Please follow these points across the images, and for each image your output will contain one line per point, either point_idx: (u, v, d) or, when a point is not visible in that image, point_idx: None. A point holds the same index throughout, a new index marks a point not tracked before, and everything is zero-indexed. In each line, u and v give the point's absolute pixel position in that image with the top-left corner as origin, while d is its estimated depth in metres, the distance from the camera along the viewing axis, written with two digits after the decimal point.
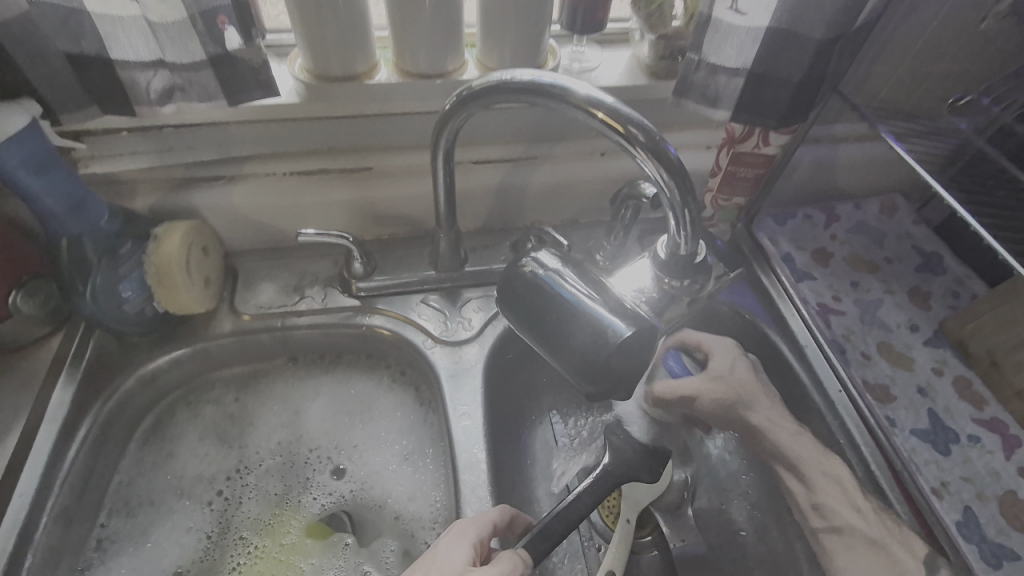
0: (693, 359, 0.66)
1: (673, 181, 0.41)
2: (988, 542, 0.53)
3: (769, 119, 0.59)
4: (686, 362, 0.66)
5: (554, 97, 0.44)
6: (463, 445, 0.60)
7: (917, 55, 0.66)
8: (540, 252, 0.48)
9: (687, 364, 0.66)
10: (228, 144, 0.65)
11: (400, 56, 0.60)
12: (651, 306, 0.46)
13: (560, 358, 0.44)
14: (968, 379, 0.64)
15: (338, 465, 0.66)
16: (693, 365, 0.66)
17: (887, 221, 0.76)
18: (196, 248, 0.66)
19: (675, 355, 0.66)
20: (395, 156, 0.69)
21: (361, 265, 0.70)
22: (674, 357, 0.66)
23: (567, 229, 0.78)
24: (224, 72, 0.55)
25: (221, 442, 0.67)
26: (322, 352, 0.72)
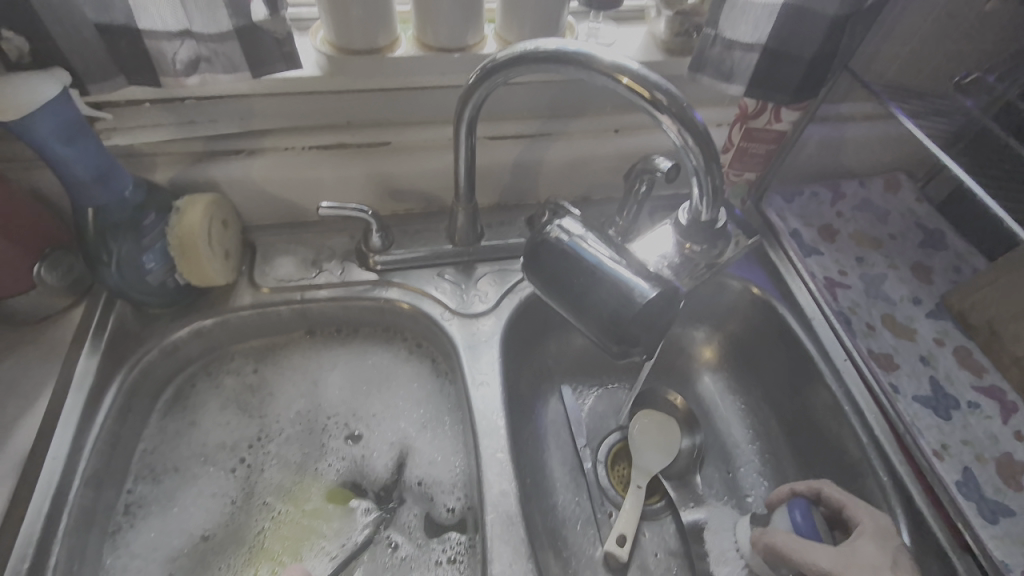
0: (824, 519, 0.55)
1: (697, 147, 0.43)
2: (987, 500, 0.55)
3: (785, 94, 0.60)
4: (816, 519, 0.55)
5: (580, 65, 0.45)
6: (482, 412, 0.62)
7: (925, 35, 0.67)
8: (564, 220, 0.49)
9: (818, 523, 0.54)
10: (248, 117, 0.66)
11: (422, 30, 0.61)
12: (673, 270, 0.47)
13: (586, 320, 0.45)
14: (968, 349, 0.66)
15: (357, 433, 0.68)
16: (822, 526, 0.54)
17: (890, 200, 0.78)
18: (216, 221, 0.67)
19: (804, 508, 0.55)
20: (412, 131, 0.70)
21: (380, 238, 0.71)
22: (802, 508, 0.55)
23: (580, 206, 0.79)
24: (249, 43, 0.56)
25: (243, 411, 0.68)
26: (339, 325, 0.74)
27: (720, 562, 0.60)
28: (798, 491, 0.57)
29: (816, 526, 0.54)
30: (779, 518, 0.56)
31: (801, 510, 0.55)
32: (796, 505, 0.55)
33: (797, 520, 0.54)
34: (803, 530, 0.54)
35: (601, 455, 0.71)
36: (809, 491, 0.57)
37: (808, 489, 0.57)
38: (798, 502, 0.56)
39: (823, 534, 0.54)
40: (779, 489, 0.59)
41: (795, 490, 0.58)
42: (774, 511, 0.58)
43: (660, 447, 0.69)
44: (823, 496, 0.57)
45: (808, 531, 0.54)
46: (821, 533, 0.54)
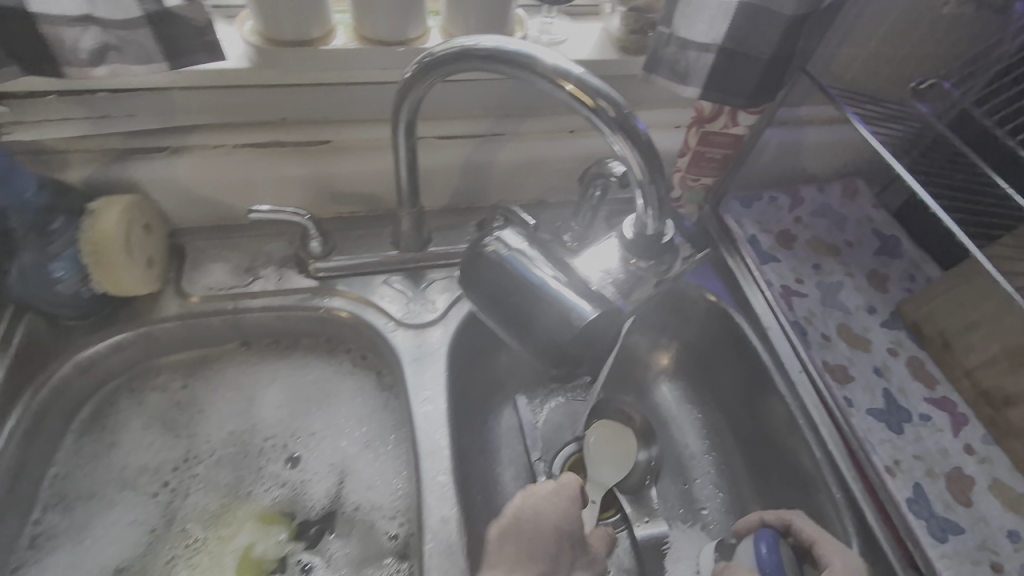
0: (791, 551, 0.53)
1: (641, 159, 0.40)
2: (936, 516, 0.54)
3: (738, 98, 0.56)
4: (782, 551, 0.52)
5: (521, 67, 0.42)
6: (425, 431, 0.59)
7: (883, 38, 0.66)
8: (505, 231, 0.46)
9: (784, 557, 0.52)
10: (170, 112, 0.60)
11: (360, 21, 0.56)
12: (618, 288, 0.43)
13: (524, 343, 0.42)
14: (920, 360, 0.65)
15: (293, 454, 0.64)
16: (788, 558, 0.52)
17: (848, 205, 0.77)
18: (138, 225, 0.61)
19: (770, 538, 0.53)
20: (354, 129, 0.66)
21: (319, 244, 0.67)
22: (768, 540, 0.53)
23: (534, 209, 0.76)
24: (163, 31, 0.50)
25: (168, 431, 0.63)
26: (277, 337, 0.69)
27: None
28: (767, 520, 0.56)
29: (780, 556, 0.52)
30: (743, 547, 0.54)
31: (766, 542, 0.53)
32: (762, 535, 0.53)
33: (761, 553, 0.52)
34: (766, 563, 0.51)
35: (556, 468, 0.67)
36: (777, 522, 0.55)
37: (777, 519, 0.55)
38: (764, 532, 0.53)
39: (787, 568, 0.51)
40: (747, 518, 0.57)
41: (764, 520, 0.56)
42: (743, 539, 0.56)
43: (615, 462, 0.67)
44: (793, 528, 0.54)
45: (772, 565, 0.51)
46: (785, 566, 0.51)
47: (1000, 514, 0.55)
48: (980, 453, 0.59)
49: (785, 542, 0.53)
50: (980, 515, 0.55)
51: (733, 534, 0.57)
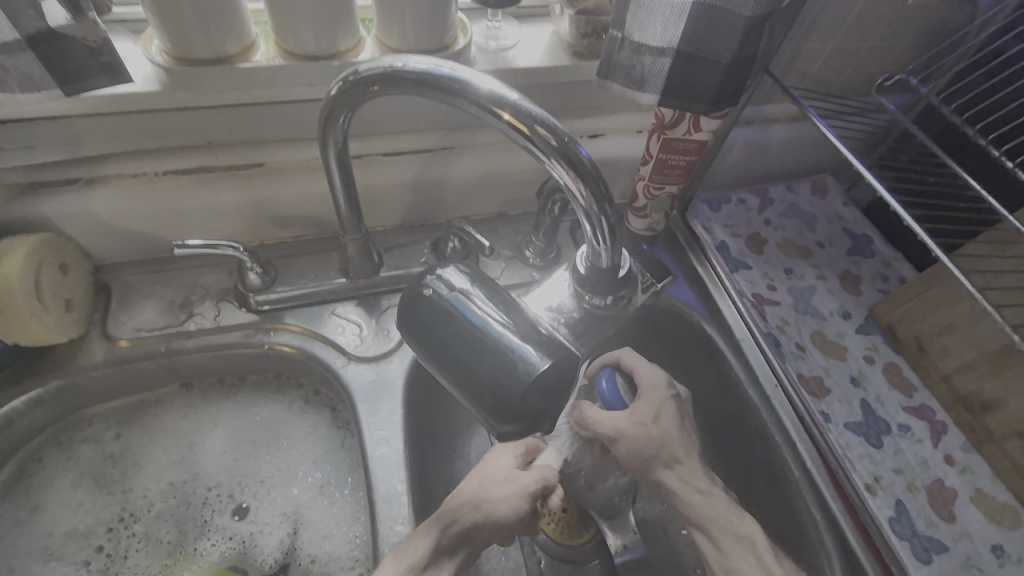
0: (626, 381, 0.57)
1: (586, 189, 0.37)
2: (919, 535, 0.53)
3: (699, 103, 0.53)
4: (619, 382, 0.57)
5: (452, 92, 0.37)
6: (381, 475, 0.55)
7: (848, 32, 0.63)
8: (447, 269, 0.41)
9: (620, 387, 0.57)
10: (76, 140, 0.54)
11: (281, 35, 0.51)
12: (570, 328, 0.42)
13: (470, 394, 0.38)
14: (898, 365, 0.63)
15: (241, 505, 0.59)
16: (625, 392, 0.57)
17: (818, 203, 0.75)
18: (49, 266, 0.55)
19: (610, 374, 0.57)
20: (290, 150, 0.60)
21: (258, 276, 0.62)
22: (608, 376, 0.57)
23: (494, 223, 0.71)
24: (50, 55, 0.44)
25: (100, 489, 0.58)
26: (222, 375, 0.64)
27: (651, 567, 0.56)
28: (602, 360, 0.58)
29: (619, 394, 0.56)
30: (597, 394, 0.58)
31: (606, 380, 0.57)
32: (602, 372, 0.57)
33: (603, 387, 0.57)
34: (607, 397, 0.56)
35: None
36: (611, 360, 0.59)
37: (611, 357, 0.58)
38: (605, 370, 0.58)
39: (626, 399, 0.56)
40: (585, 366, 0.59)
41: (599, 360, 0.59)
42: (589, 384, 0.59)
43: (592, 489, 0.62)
44: (621, 361, 0.58)
45: (611, 397, 0.56)
46: (625, 399, 0.56)
47: (982, 526, 0.54)
48: (960, 462, 0.57)
49: (620, 377, 0.57)
50: (963, 530, 0.53)
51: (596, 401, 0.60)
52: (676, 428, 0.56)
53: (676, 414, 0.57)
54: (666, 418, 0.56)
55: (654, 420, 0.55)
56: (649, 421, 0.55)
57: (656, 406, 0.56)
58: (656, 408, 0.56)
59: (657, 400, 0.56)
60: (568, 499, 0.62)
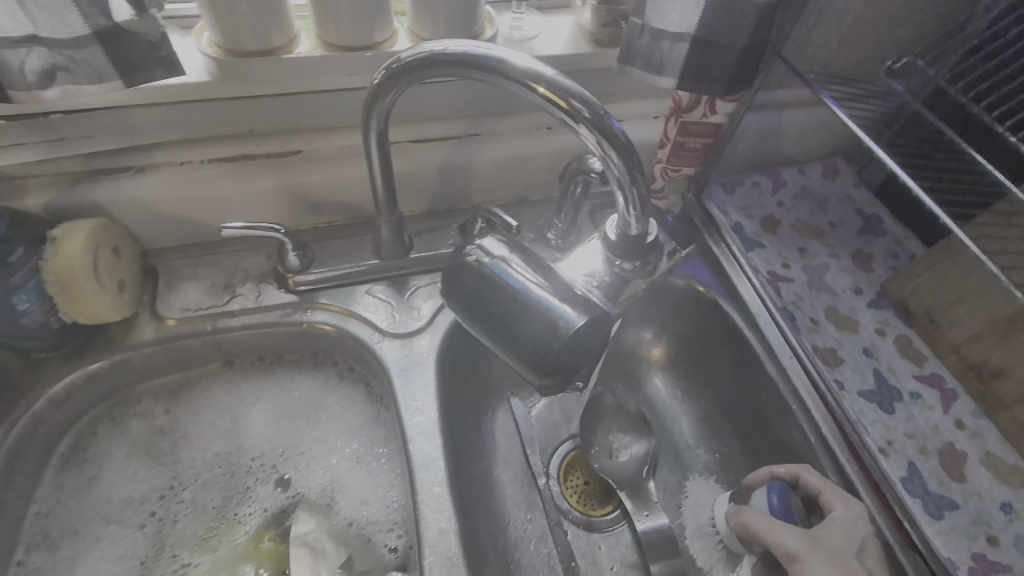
0: (800, 503, 0.54)
1: (618, 157, 0.40)
2: (931, 494, 0.55)
3: (715, 87, 0.56)
4: (792, 502, 0.53)
5: (490, 71, 0.41)
6: (416, 441, 0.58)
7: (856, 18, 0.65)
8: (485, 239, 0.45)
9: (794, 507, 0.53)
10: (131, 130, 0.58)
11: (322, 27, 0.54)
12: (603, 290, 0.45)
13: (512, 352, 0.41)
14: (908, 338, 0.65)
15: (283, 475, 0.63)
16: (799, 512, 0.53)
17: (829, 185, 0.77)
18: (104, 249, 0.59)
19: (783, 493, 0.54)
20: (326, 138, 0.64)
21: (297, 258, 0.65)
22: (779, 491, 0.54)
23: (517, 208, 0.75)
24: (115, 49, 0.48)
25: (151, 459, 0.62)
26: (262, 354, 0.68)
27: (694, 536, 0.63)
28: (777, 473, 0.56)
29: (791, 511, 0.53)
30: (755, 498, 0.55)
31: (777, 494, 0.53)
32: (773, 486, 0.54)
33: (773, 502, 0.53)
34: (778, 510, 0.53)
35: (553, 467, 0.69)
36: (788, 476, 0.56)
37: (786, 473, 0.56)
38: (777, 483, 0.54)
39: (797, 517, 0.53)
40: (758, 473, 0.57)
41: (772, 473, 0.57)
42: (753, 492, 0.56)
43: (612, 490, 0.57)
44: (802, 481, 0.55)
45: (783, 514, 0.52)
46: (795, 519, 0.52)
47: (991, 486, 0.56)
48: (970, 427, 0.59)
49: (795, 493, 0.54)
50: (974, 489, 0.56)
51: (744, 487, 0.58)
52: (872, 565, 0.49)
53: (874, 552, 0.50)
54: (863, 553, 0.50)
55: (851, 553, 0.49)
56: (839, 552, 0.49)
57: (853, 537, 0.50)
58: (850, 537, 0.50)
59: (848, 530, 0.50)
60: (591, 472, 0.69)
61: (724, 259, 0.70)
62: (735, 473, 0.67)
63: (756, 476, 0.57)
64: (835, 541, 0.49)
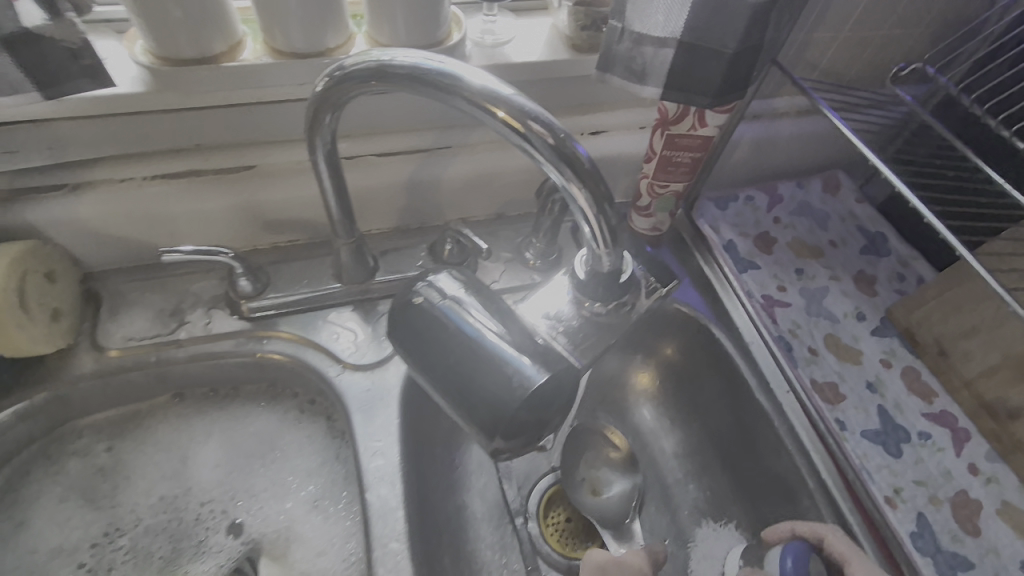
0: (822, 570, 0.48)
1: (585, 189, 0.35)
2: (942, 551, 0.50)
3: (703, 97, 0.50)
4: (811, 567, 0.47)
5: (441, 88, 0.35)
6: (375, 489, 0.53)
7: (860, 21, 0.60)
8: (438, 275, 0.39)
9: (812, 575, 0.47)
10: (61, 145, 0.53)
11: (268, 33, 0.49)
12: (570, 337, 0.39)
13: (463, 410, 0.36)
14: (916, 370, 0.60)
15: (233, 520, 0.57)
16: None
17: (830, 201, 0.72)
18: (35, 274, 0.53)
19: (802, 556, 0.47)
20: (279, 152, 0.59)
21: (249, 283, 0.60)
22: (796, 553, 0.48)
23: (493, 225, 0.69)
24: (28, 59, 0.43)
25: (87, 503, 0.57)
26: (214, 385, 0.62)
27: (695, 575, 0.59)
28: (799, 532, 0.50)
29: None
30: (770, 558, 0.49)
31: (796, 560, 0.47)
32: (791, 546, 0.48)
33: (787, 567, 0.47)
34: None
35: (532, 505, 0.63)
36: (810, 536, 0.49)
37: (809, 532, 0.50)
38: (795, 544, 0.48)
39: None
40: (778, 526, 0.51)
41: (795, 530, 0.50)
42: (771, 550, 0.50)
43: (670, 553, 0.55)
44: (825, 544, 0.49)
45: None
46: None
47: (1010, 541, 0.51)
48: (985, 472, 0.54)
49: (815, 556, 0.48)
50: (989, 545, 0.50)
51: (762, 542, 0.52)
52: None
53: None
54: None
55: None
56: None
57: None
58: None
59: None
60: (573, 510, 0.63)
61: (716, 283, 0.64)
62: (727, 513, 0.61)
63: (775, 530, 0.51)
64: None
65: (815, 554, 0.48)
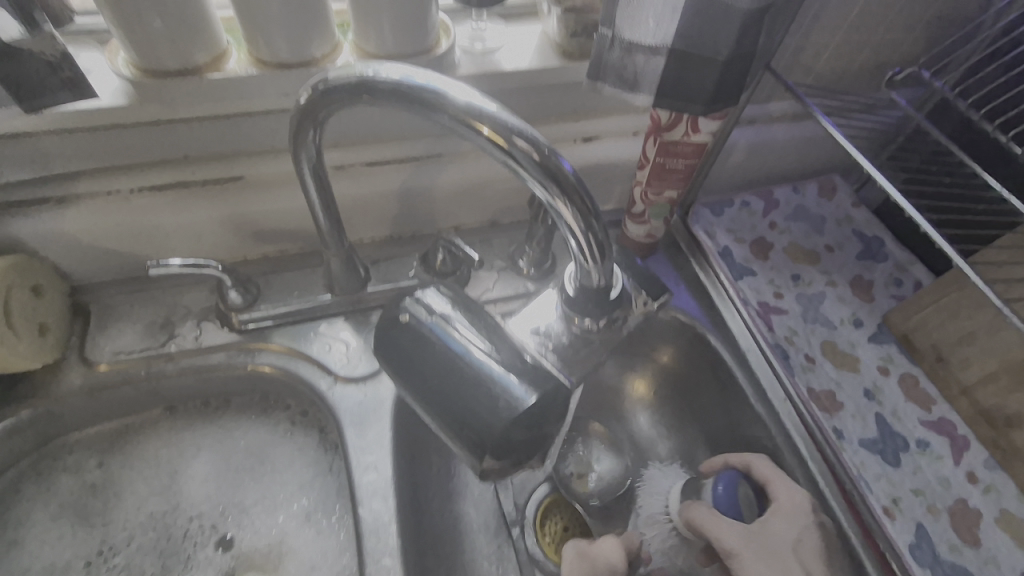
0: (751, 493, 0.54)
1: (571, 205, 0.34)
2: (941, 562, 0.49)
3: (696, 104, 0.49)
4: (740, 491, 0.54)
5: (425, 104, 0.35)
6: (368, 504, 0.52)
7: (855, 24, 0.59)
8: (426, 292, 0.39)
9: (741, 497, 0.53)
10: (46, 158, 0.52)
11: (253, 43, 0.48)
12: (559, 354, 0.39)
13: (451, 430, 0.35)
14: (915, 377, 0.59)
15: (225, 535, 0.57)
16: (747, 502, 0.53)
17: (826, 205, 0.71)
18: (21, 289, 0.53)
19: (730, 481, 0.54)
20: (268, 162, 0.58)
21: (238, 295, 0.59)
22: (726, 479, 0.54)
23: (486, 232, 0.69)
24: (7, 73, 0.42)
25: (76, 519, 0.56)
26: (205, 398, 0.62)
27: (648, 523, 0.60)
28: (730, 462, 0.56)
29: (737, 502, 0.53)
30: (704, 488, 0.56)
31: (725, 483, 0.54)
32: (722, 475, 0.55)
33: (718, 491, 0.54)
34: (721, 502, 0.53)
35: (528, 514, 0.61)
36: (739, 465, 0.56)
37: (740, 462, 0.56)
38: (726, 473, 0.55)
39: (743, 507, 0.53)
40: (713, 459, 0.58)
41: (727, 461, 0.57)
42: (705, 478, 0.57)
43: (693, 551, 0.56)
44: (752, 470, 0.55)
45: (726, 503, 0.53)
46: (741, 508, 0.53)
47: (1010, 551, 0.50)
48: (984, 481, 0.54)
49: (744, 482, 0.54)
50: (989, 556, 0.50)
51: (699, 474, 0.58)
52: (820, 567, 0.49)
53: (817, 547, 0.49)
54: (805, 551, 0.49)
55: (790, 547, 0.49)
56: (778, 549, 0.49)
57: (795, 526, 0.50)
58: (797, 533, 0.49)
59: (792, 522, 0.50)
60: (569, 518, 0.62)
61: (712, 289, 0.64)
62: None
63: (711, 463, 0.58)
64: (774, 533, 0.50)
65: (744, 481, 0.55)
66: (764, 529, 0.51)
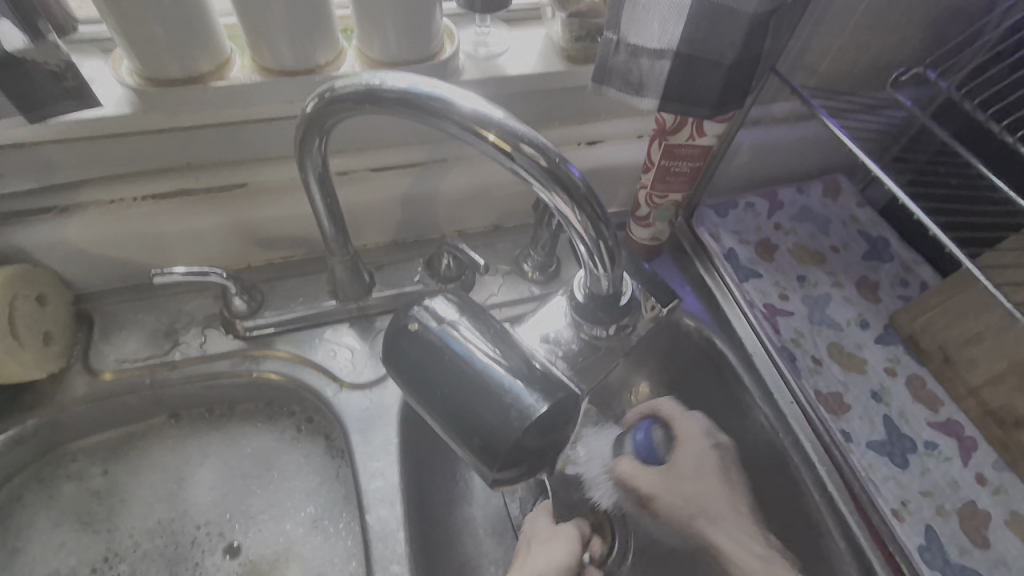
0: (662, 436, 0.60)
1: (580, 212, 0.34)
2: (950, 564, 0.49)
3: (702, 106, 0.49)
4: (653, 436, 0.60)
5: (432, 111, 0.35)
6: (375, 511, 0.52)
7: (859, 25, 0.59)
8: (434, 299, 0.39)
9: (653, 440, 0.60)
10: (49, 167, 0.52)
11: (257, 50, 0.48)
12: (569, 360, 0.39)
13: (460, 439, 0.35)
14: (921, 378, 0.59)
15: (232, 542, 0.57)
16: (662, 444, 0.60)
17: (831, 205, 0.71)
18: (24, 298, 0.53)
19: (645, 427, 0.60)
20: (272, 169, 0.58)
21: (243, 302, 0.59)
22: (642, 429, 0.60)
23: (490, 236, 0.68)
24: (10, 83, 0.42)
25: (83, 527, 0.56)
26: (210, 405, 0.61)
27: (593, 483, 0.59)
28: (644, 411, 0.62)
29: (652, 444, 0.59)
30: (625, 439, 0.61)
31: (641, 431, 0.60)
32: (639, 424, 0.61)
33: (638, 439, 0.60)
34: (642, 448, 0.59)
35: None
36: (649, 411, 0.62)
37: (654, 411, 0.62)
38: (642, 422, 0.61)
39: (658, 451, 0.59)
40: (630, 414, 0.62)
41: (640, 410, 0.62)
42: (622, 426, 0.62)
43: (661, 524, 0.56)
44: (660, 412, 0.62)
45: (644, 449, 0.59)
46: (656, 449, 0.59)
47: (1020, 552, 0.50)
48: (993, 482, 0.53)
49: (658, 428, 0.60)
50: (999, 557, 0.50)
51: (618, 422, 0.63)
52: (722, 485, 0.57)
53: (720, 470, 0.58)
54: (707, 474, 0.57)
55: (698, 475, 0.57)
56: (687, 477, 0.57)
57: (700, 462, 0.58)
58: (699, 463, 0.58)
59: (696, 454, 0.58)
60: None
61: (717, 292, 0.63)
62: None
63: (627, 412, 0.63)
64: (684, 469, 0.57)
65: (658, 427, 0.61)
66: (674, 466, 0.58)
